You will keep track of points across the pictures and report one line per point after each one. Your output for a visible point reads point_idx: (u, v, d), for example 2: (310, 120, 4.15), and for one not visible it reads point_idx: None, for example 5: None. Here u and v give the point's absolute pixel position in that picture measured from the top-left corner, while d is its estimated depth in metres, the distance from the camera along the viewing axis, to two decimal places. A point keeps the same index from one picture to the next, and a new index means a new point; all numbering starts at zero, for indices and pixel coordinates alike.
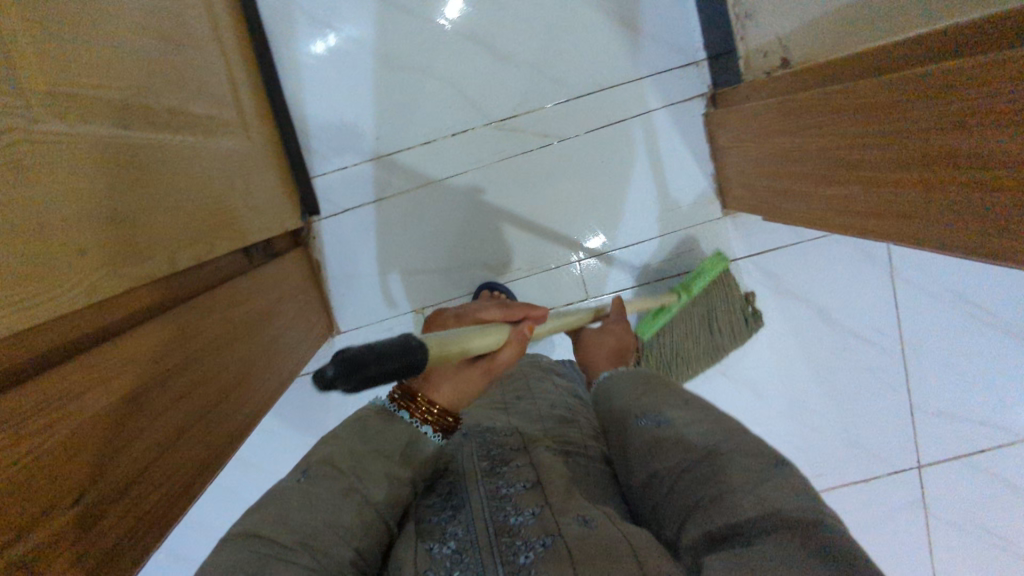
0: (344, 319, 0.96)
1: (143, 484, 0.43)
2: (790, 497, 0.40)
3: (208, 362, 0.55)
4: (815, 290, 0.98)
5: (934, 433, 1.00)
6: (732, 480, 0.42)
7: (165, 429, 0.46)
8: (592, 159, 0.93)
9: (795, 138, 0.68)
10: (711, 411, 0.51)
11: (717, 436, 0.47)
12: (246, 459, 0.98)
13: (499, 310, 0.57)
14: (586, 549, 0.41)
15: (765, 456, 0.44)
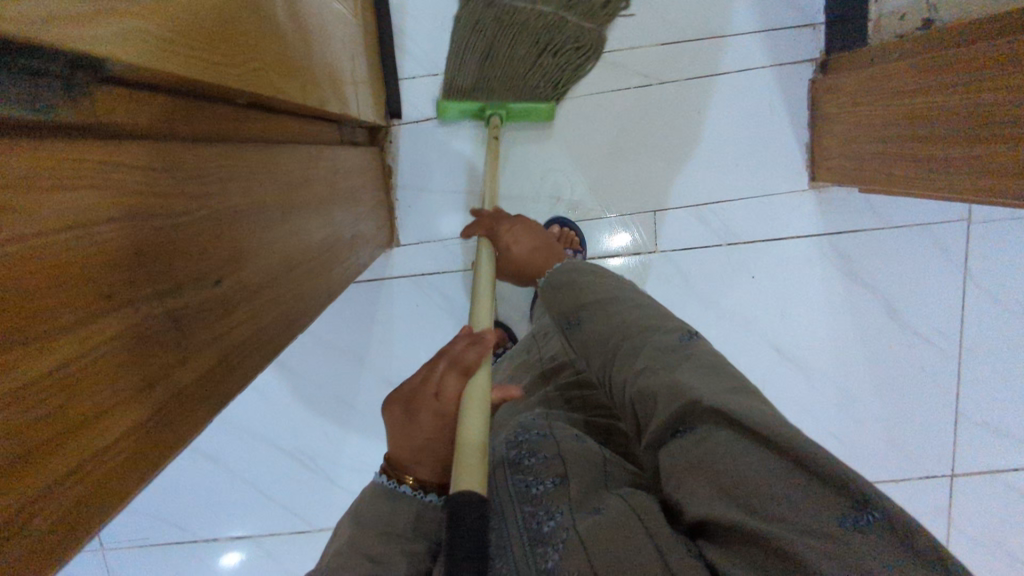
0: (406, 231, 0.95)
1: (238, 318, 0.36)
2: (716, 383, 0.40)
3: (302, 216, 0.49)
4: (886, 282, 0.96)
5: (974, 443, 1.00)
6: (653, 368, 0.43)
7: (262, 264, 0.40)
8: (689, 114, 0.91)
9: (923, 102, 0.66)
10: (614, 296, 0.53)
11: (643, 323, 0.49)
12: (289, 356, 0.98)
13: (461, 376, 0.47)
14: (602, 539, 0.39)
15: (677, 343, 0.46)
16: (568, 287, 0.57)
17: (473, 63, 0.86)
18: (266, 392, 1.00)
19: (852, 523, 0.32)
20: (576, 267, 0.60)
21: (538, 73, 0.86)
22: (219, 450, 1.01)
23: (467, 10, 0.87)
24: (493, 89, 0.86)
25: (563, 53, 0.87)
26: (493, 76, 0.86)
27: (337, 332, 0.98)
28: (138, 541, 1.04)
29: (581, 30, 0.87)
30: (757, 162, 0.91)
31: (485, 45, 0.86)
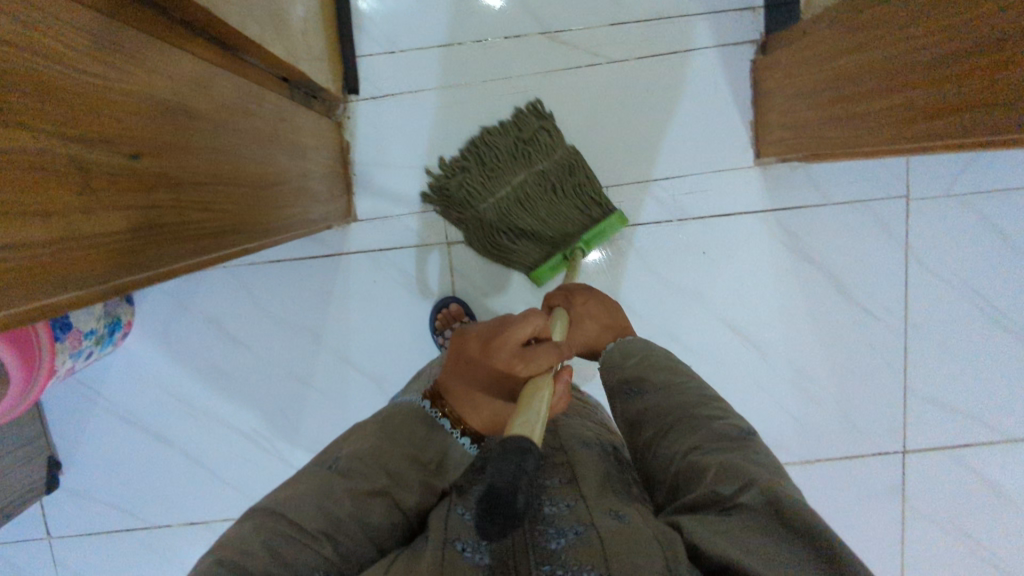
0: (363, 207, 0.96)
1: (147, 196, 0.38)
2: (764, 473, 0.47)
3: (239, 141, 0.51)
4: (833, 258, 0.99)
5: (923, 418, 1.02)
6: (711, 448, 0.51)
7: (184, 160, 0.42)
8: (637, 90, 0.94)
9: (846, 62, 0.70)
10: (681, 382, 0.60)
11: (709, 409, 0.55)
12: (243, 332, 0.98)
13: (551, 353, 0.60)
14: (617, 539, 0.45)
15: (739, 433, 0.52)
16: (638, 363, 0.66)
17: (519, 250, 0.90)
18: (221, 371, 0.99)
19: None
20: (653, 351, 0.68)
21: (572, 207, 0.89)
22: (171, 432, 1.00)
23: (472, 236, 0.92)
24: (559, 244, 0.90)
25: (565, 179, 0.88)
26: (547, 236, 0.89)
27: (294, 309, 0.98)
28: (85, 529, 1.01)
29: (564, 161, 0.88)
30: (704, 140, 0.95)
31: (518, 225, 0.88)
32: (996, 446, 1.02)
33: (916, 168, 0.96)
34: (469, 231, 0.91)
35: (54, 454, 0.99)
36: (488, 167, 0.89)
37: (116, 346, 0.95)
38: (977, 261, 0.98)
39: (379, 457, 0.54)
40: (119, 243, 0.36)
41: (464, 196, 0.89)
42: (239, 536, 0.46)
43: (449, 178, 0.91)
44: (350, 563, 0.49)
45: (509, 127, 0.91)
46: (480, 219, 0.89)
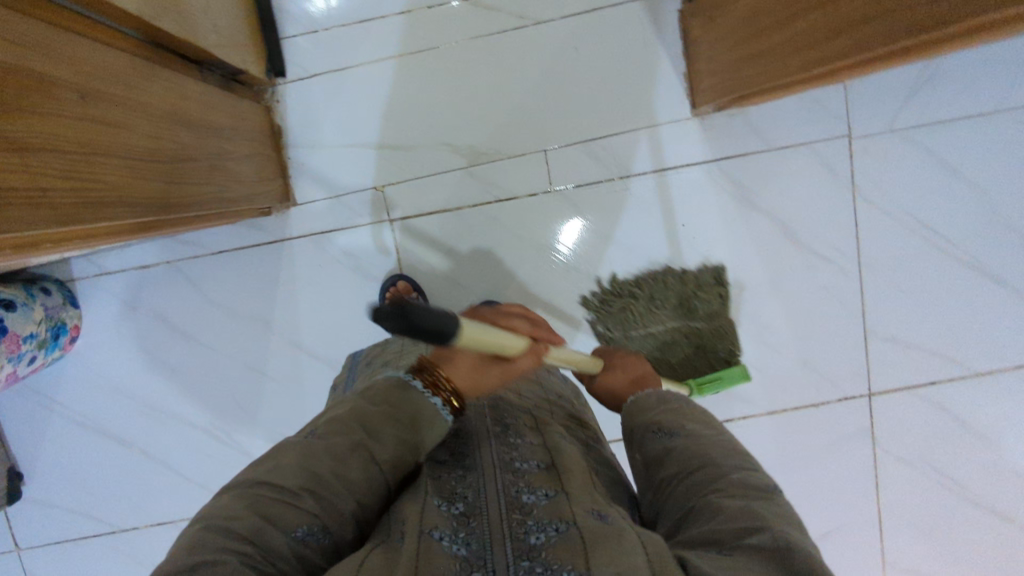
0: (301, 191, 0.95)
1: (14, 161, 0.38)
2: (797, 538, 0.42)
3: (122, 117, 0.50)
4: (779, 203, 0.98)
5: (885, 360, 1.01)
6: (741, 496, 0.46)
7: (54, 128, 0.41)
8: (567, 50, 0.93)
9: None
10: (716, 433, 0.55)
11: (741, 461, 0.51)
12: (193, 326, 0.97)
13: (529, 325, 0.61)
14: (595, 533, 0.42)
15: (770, 490, 0.47)
16: (663, 405, 0.60)
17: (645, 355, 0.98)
18: (175, 368, 0.98)
19: None
20: (678, 398, 0.62)
21: (705, 364, 0.99)
22: (130, 433, 0.99)
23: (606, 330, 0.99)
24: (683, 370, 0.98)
25: (710, 341, 0.98)
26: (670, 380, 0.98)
27: (242, 299, 0.97)
28: (53, 537, 1.01)
29: (715, 318, 0.98)
30: (640, 94, 0.94)
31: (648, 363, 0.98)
32: (963, 381, 1.01)
33: (856, 106, 0.95)
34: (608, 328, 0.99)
35: (14, 464, 0.99)
36: (656, 302, 0.97)
37: (65, 350, 0.95)
38: (926, 195, 0.97)
39: (359, 416, 0.52)
40: (22, 198, 0.38)
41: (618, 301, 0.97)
42: (218, 508, 0.44)
43: (610, 298, 0.98)
44: (335, 519, 0.46)
45: (687, 276, 0.98)
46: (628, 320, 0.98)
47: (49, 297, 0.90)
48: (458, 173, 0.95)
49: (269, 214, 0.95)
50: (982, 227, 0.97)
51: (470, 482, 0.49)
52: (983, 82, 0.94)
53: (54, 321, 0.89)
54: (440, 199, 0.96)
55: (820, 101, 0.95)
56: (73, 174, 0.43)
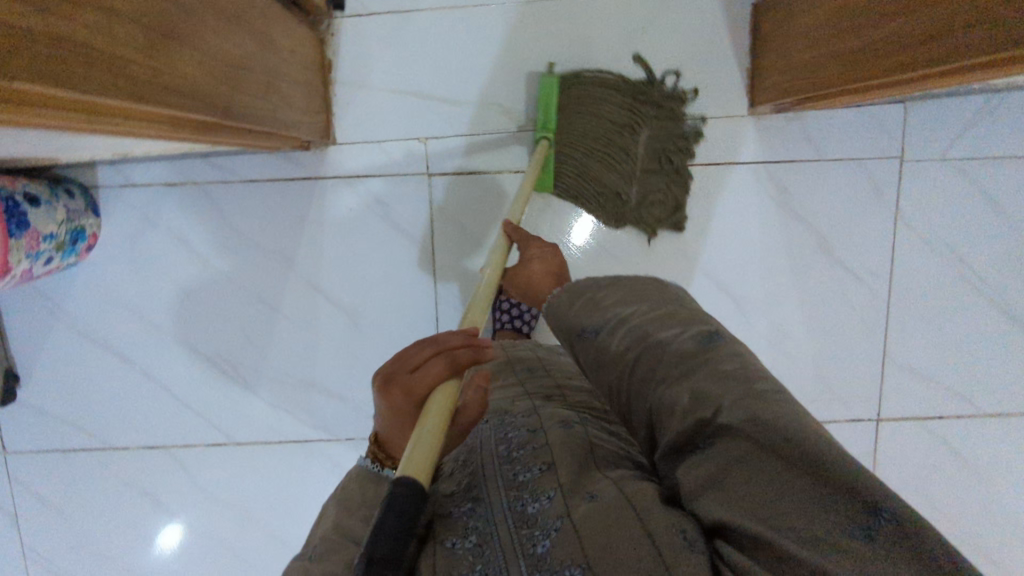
0: (342, 131, 0.93)
1: (120, 29, 0.38)
2: (738, 391, 0.43)
3: (202, 12, 0.49)
4: (820, 215, 0.96)
5: (899, 386, 1.01)
6: (679, 381, 0.46)
7: (156, 8, 0.42)
8: (634, 26, 0.91)
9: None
10: (633, 305, 0.54)
11: (663, 329, 0.50)
12: (214, 253, 0.96)
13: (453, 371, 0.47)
14: (595, 531, 0.43)
15: (698, 348, 0.47)
16: (580, 300, 0.58)
17: (645, 143, 0.92)
18: (189, 292, 0.97)
19: (869, 529, 0.36)
20: (581, 283, 0.60)
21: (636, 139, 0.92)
22: (136, 351, 0.99)
23: (684, 185, 0.94)
24: (626, 115, 0.91)
25: (608, 110, 0.91)
26: (618, 169, 0.92)
27: (266, 233, 0.95)
28: (44, 446, 1.01)
29: (597, 97, 0.90)
30: (700, 83, 0.92)
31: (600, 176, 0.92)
32: (972, 419, 1.01)
33: (912, 129, 0.94)
34: (648, 203, 0.94)
35: (14, 367, 0.98)
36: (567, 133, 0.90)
37: (79, 258, 0.93)
38: (968, 228, 0.96)
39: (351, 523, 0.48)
40: (107, 58, 0.37)
41: (595, 207, 0.94)
42: None
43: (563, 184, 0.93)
44: None
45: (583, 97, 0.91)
46: (609, 189, 0.93)
47: (73, 200, 0.88)
48: (503, 136, 0.94)
49: (307, 149, 0.93)
50: (1018, 268, 0.96)
51: (479, 509, 0.49)
52: None
53: (74, 225, 0.87)
54: (481, 161, 0.94)
55: (879, 116, 0.94)
56: (156, 52, 0.42)
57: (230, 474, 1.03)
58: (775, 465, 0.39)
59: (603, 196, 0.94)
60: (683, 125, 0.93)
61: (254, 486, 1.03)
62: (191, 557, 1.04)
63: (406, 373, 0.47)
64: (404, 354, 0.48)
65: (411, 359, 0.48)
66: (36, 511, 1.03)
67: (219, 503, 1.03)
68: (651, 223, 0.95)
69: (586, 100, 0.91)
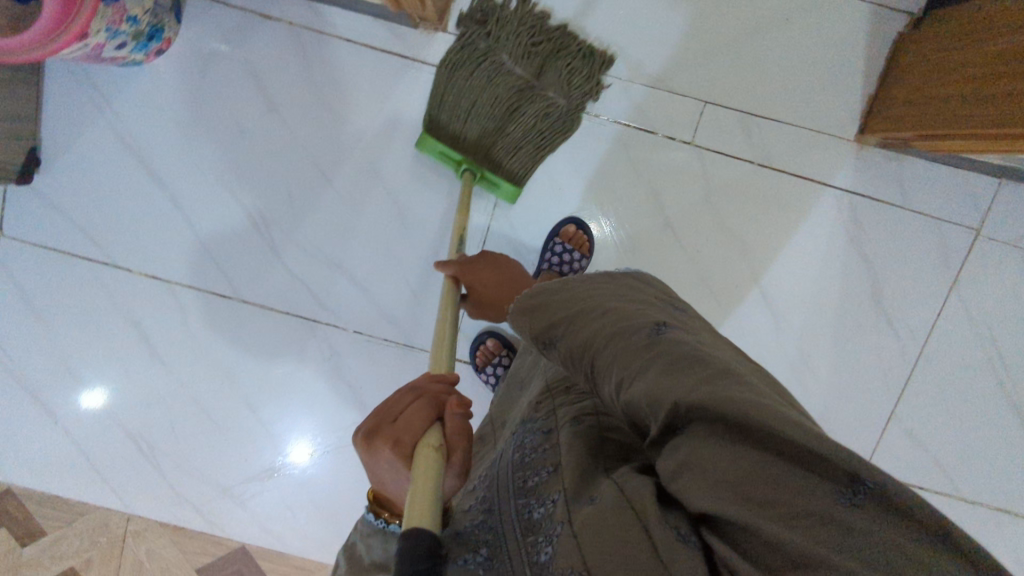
0: (456, 22, 0.89)
1: None
2: (688, 383, 0.40)
3: None
4: (881, 261, 0.96)
5: (893, 449, 1.02)
6: (634, 379, 0.44)
7: None
8: (775, 17, 0.90)
9: (1009, 43, 0.70)
10: (585, 306, 0.53)
11: (615, 330, 0.49)
12: (283, 102, 0.92)
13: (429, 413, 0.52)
14: (588, 530, 0.42)
15: (647, 344, 0.46)
16: (536, 306, 0.57)
17: (517, 65, 0.84)
18: (244, 133, 0.93)
19: (848, 499, 0.35)
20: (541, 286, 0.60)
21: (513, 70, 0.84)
22: (171, 176, 0.94)
23: (572, 44, 0.87)
24: (482, 66, 0.84)
25: (471, 84, 0.85)
26: (528, 96, 0.85)
27: (343, 99, 0.92)
28: (42, 240, 0.96)
29: (453, 84, 0.85)
30: (819, 94, 0.91)
31: (527, 116, 0.86)
32: (949, 500, 1.03)
33: (996, 208, 0.94)
34: (569, 79, 0.86)
35: (39, 148, 0.92)
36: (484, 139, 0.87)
37: (146, 59, 0.88)
38: (1010, 319, 0.98)
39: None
40: None
41: (552, 135, 0.88)
42: None
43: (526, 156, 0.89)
44: None
45: (448, 93, 0.86)
46: (542, 113, 0.86)
47: None
48: (611, 82, 0.91)
49: (415, 27, 0.89)
50: None
51: (490, 521, 0.51)
52: None
53: (156, 21, 0.82)
54: None
55: (970, 185, 0.94)
56: None
57: (225, 329, 1.00)
58: (747, 450, 0.37)
59: (553, 125, 0.88)
60: (509, 10, 0.84)
61: (244, 349, 1.00)
62: (159, 397, 1.02)
63: (389, 422, 0.51)
64: (384, 408, 0.53)
65: (391, 411, 0.53)
66: (12, 302, 0.98)
67: (204, 354, 1.00)
68: (592, 85, 0.88)
69: (458, 104, 0.86)
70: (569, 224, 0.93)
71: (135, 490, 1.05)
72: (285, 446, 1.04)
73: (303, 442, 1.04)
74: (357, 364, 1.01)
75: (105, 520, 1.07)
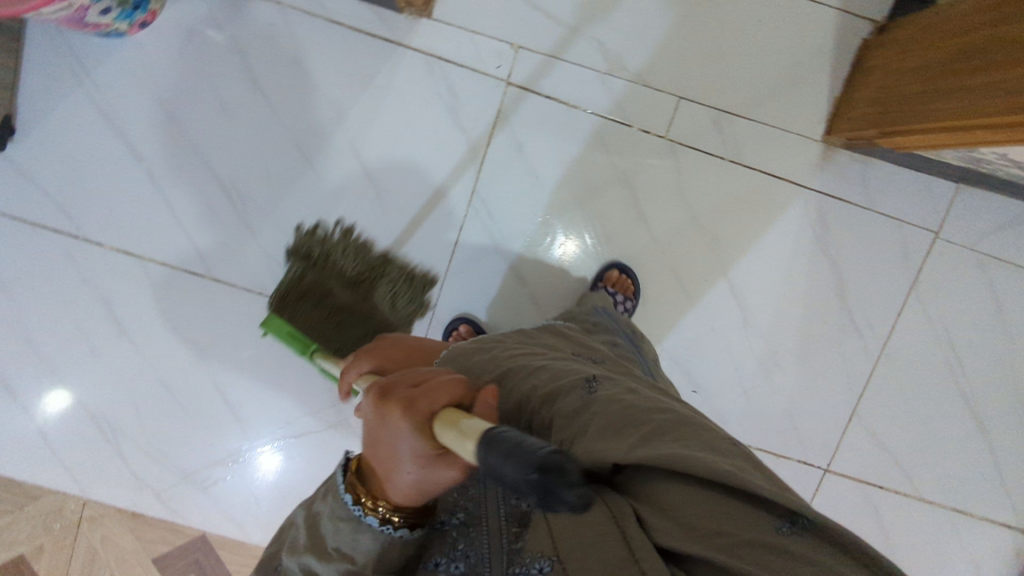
0: (442, 9, 0.92)
1: None
2: (628, 443, 0.45)
3: None
4: (845, 260, 0.99)
5: (857, 446, 1.04)
6: (576, 438, 0.49)
7: None
8: (748, 19, 0.94)
9: (959, 39, 0.75)
10: (509, 372, 0.62)
11: (547, 396, 0.56)
12: (267, 79, 0.92)
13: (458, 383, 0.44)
14: (563, 524, 0.41)
15: (580, 408, 0.53)
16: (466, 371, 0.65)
17: (343, 287, 0.87)
18: (226, 110, 0.93)
19: (788, 526, 0.39)
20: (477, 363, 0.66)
21: (339, 290, 0.86)
22: (148, 149, 0.94)
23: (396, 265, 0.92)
24: (311, 289, 0.86)
25: (299, 301, 0.85)
26: (355, 312, 0.86)
27: (329, 79, 0.93)
28: (10, 210, 0.94)
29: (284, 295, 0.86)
30: (789, 95, 0.95)
31: (357, 333, 0.86)
32: (907, 497, 1.05)
33: (954, 211, 0.99)
34: (395, 303, 0.90)
35: (13, 115, 0.91)
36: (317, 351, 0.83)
37: (129, 30, 0.88)
38: (967, 320, 1.01)
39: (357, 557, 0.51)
40: None
41: None
42: None
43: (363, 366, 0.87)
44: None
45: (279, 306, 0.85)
46: (371, 332, 0.87)
47: None
48: (591, 74, 0.94)
49: (401, 11, 0.91)
50: (996, 372, 1.02)
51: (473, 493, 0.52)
52: None
53: None
54: (562, 90, 0.94)
55: (929, 188, 0.98)
56: None
57: (194, 307, 0.98)
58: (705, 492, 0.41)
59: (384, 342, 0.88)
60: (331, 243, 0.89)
61: (214, 328, 0.99)
62: (127, 378, 1.00)
63: (407, 387, 0.44)
64: (412, 374, 0.47)
65: (414, 377, 0.46)
66: None
67: (174, 333, 0.99)
68: (415, 308, 0.92)
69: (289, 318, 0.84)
70: (615, 270, 0.97)
71: (92, 473, 1.02)
72: (251, 430, 1.02)
73: (272, 428, 1.02)
74: None
75: (58, 506, 1.03)
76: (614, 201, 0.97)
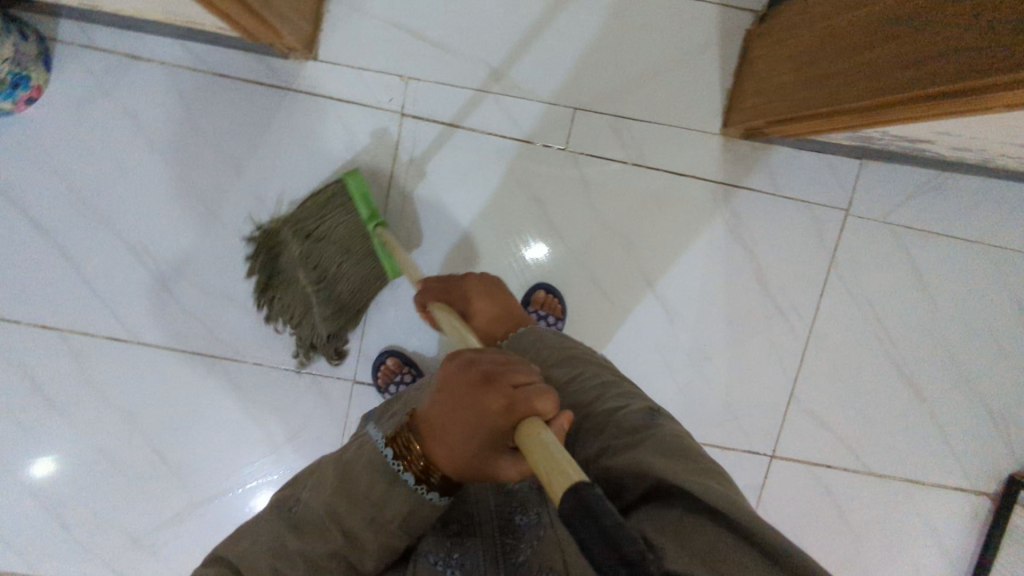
0: (327, 49, 0.92)
1: None
2: (675, 464, 0.50)
3: None
4: (762, 247, 1.00)
5: (800, 428, 1.04)
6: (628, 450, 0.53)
7: None
8: (632, 23, 0.95)
9: (824, 29, 0.77)
10: (568, 379, 0.65)
11: (610, 407, 0.59)
12: (162, 138, 0.93)
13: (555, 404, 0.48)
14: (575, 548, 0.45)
15: (643, 425, 0.56)
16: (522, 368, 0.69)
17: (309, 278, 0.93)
18: (126, 173, 0.93)
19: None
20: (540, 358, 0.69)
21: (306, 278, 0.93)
22: (52, 220, 0.94)
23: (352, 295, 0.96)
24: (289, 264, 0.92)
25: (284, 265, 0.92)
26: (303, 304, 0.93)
27: (223, 131, 0.93)
28: None
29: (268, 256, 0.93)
30: (683, 92, 0.96)
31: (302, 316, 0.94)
32: (856, 472, 1.06)
33: (862, 187, 1.00)
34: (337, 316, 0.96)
35: None
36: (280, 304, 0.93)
37: (15, 107, 0.88)
38: (889, 291, 1.02)
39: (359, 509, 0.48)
40: None
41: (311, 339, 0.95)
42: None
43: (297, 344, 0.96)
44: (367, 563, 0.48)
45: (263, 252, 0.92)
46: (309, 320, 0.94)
47: (25, 44, 0.85)
48: (486, 95, 0.95)
49: (286, 57, 0.92)
50: (925, 339, 1.04)
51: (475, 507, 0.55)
52: (973, 211, 1.01)
53: (20, 70, 0.85)
54: (458, 114, 0.95)
55: (834, 167, 1.00)
56: None
57: (119, 372, 0.98)
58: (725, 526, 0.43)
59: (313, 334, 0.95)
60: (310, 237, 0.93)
61: (142, 390, 0.99)
62: (60, 450, 0.99)
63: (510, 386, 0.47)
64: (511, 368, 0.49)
65: (514, 376, 0.48)
66: None
67: (103, 401, 0.98)
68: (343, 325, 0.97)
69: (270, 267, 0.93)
70: (541, 290, 0.97)
71: (38, 551, 1.00)
72: (196, 487, 1.01)
73: (217, 481, 1.01)
74: (261, 394, 1.00)
75: None
76: (525, 215, 0.97)
